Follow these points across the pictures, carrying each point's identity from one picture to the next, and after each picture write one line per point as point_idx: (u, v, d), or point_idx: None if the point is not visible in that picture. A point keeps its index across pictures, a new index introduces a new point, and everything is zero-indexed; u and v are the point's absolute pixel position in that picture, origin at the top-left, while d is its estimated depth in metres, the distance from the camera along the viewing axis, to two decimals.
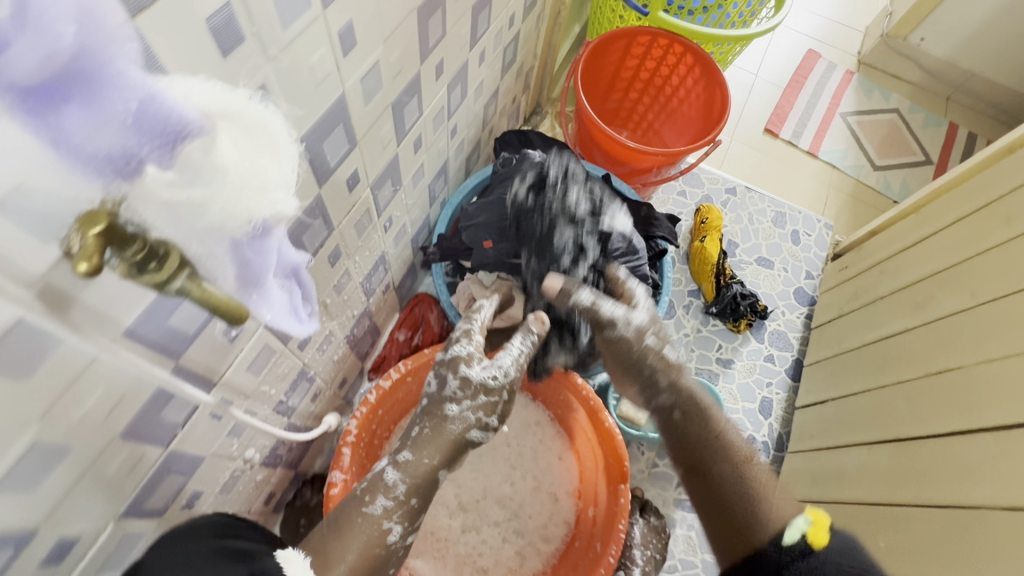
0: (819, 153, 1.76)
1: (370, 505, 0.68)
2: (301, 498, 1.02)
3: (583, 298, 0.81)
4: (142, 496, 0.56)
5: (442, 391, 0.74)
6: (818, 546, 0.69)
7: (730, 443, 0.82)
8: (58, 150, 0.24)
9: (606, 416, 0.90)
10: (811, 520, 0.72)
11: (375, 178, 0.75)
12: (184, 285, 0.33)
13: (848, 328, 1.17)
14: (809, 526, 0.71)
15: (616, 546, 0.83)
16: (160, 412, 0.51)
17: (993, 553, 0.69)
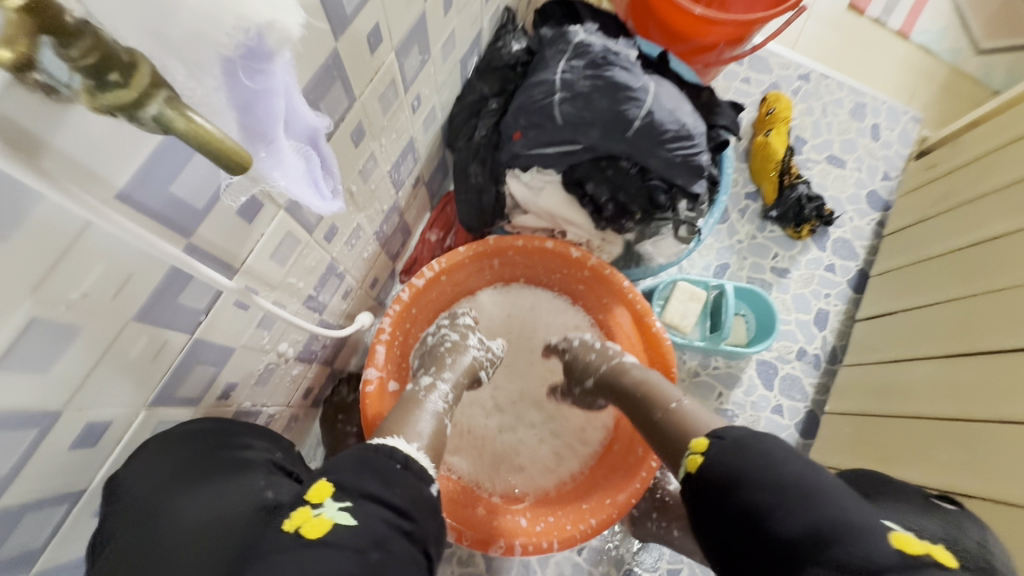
0: (912, 34, 1.50)
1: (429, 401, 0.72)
2: (338, 394, 1.02)
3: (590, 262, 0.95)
4: (174, 383, 0.54)
5: (462, 339, 0.82)
6: (693, 472, 0.61)
7: (658, 392, 0.74)
8: None
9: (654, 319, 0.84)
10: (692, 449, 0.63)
11: (400, 41, 0.64)
12: (163, 113, 0.26)
13: (930, 235, 1.04)
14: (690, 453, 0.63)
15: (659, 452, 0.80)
16: (178, 296, 0.46)
17: None
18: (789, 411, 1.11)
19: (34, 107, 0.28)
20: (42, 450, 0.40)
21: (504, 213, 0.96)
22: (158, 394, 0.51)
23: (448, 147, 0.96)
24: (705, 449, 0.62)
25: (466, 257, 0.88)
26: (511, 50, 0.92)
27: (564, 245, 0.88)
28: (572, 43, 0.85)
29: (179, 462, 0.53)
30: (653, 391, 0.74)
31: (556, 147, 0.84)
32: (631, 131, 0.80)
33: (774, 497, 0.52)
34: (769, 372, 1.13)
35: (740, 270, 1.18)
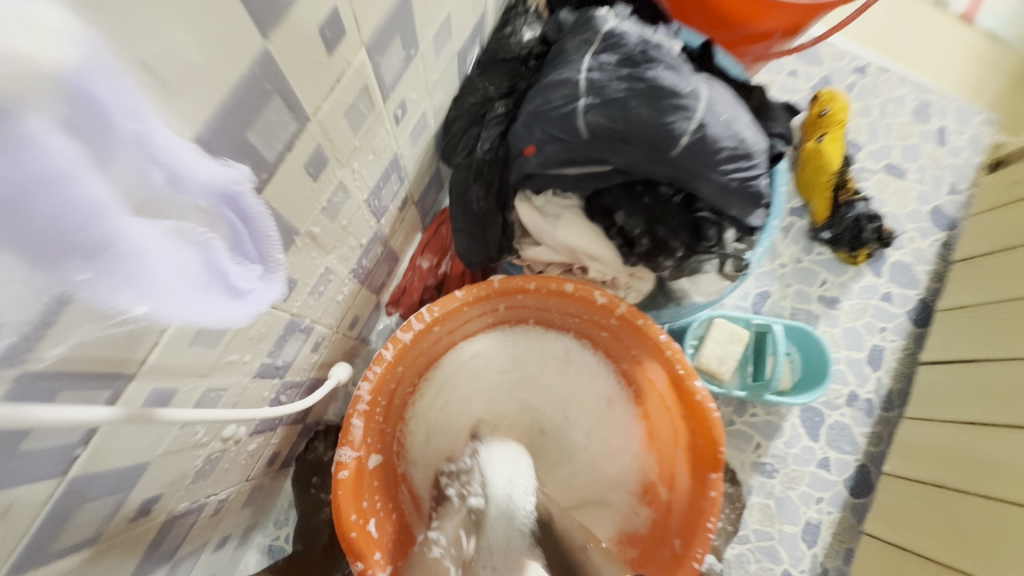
0: (980, 17, 1.29)
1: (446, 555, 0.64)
2: (313, 451, 0.85)
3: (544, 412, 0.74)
4: (45, 538, 0.37)
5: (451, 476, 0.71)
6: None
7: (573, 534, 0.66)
8: None
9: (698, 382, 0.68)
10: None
11: (372, 35, 0.46)
12: None
13: (1013, 268, 0.88)
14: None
15: (702, 549, 0.65)
16: (17, 446, 0.30)
17: None
18: (838, 465, 0.96)
19: None
20: None
21: (512, 245, 0.78)
22: (17, 559, 0.35)
23: (442, 159, 0.78)
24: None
25: (465, 303, 0.71)
26: (523, 40, 0.74)
27: (586, 287, 0.71)
28: (601, 33, 0.67)
29: None
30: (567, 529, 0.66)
31: (576, 168, 0.67)
32: (676, 150, 0.63)
33: None
34: (816, 420, 0.97)
35: (783, 299, 1.02)
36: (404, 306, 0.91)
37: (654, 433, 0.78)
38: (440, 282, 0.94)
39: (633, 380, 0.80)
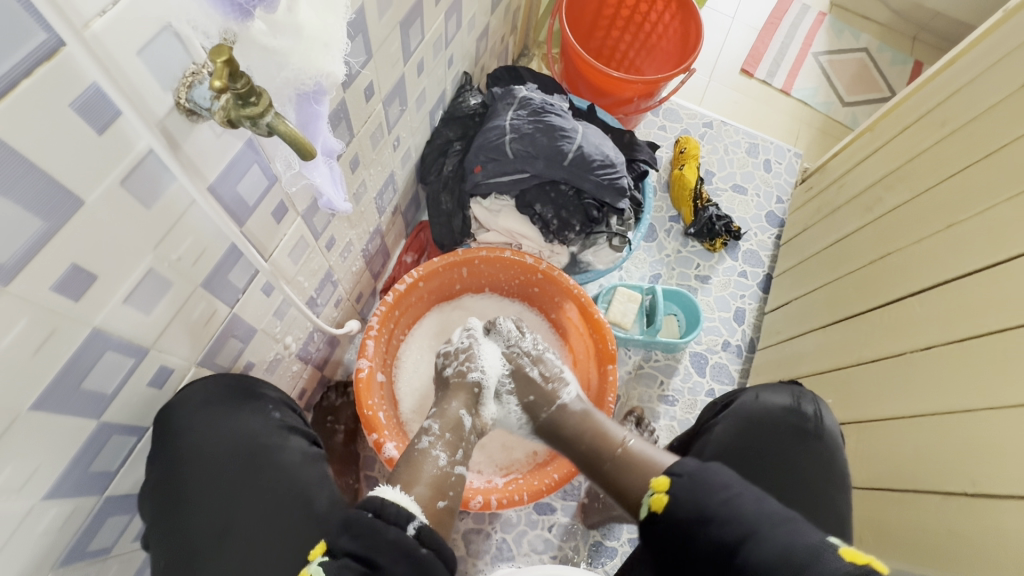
0: (792, 91, 1.86)
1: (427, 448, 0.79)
2: (327, 399, 1.13)
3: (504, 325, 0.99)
4: (214, 350, 0.68)
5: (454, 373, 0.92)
6: (660, 509, 0.69)
7: (605, 440, 0.86)
8: None
9: (596, 307, 1.03)
10: (654, 490, 0.71)
11: (386, 94, 0.85)
12: (274, 121, 0.43)
13: (809, 239, 1.27)
14: (653, 493, 0.71)
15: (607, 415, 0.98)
16: (228, 273, 0.62)
17: (932, 385, 0.76)
18: (720, 393, 1.30)
19: (180, 123, 0.45)
20: (131, 379, 0.54)
21: (470, 232, 1.16)
22: (204, 356, 0.65)
23: (421, 181, 1.16)
24: (666, 487, 0.70)
25: (441, 267, 1.05)
26: (469, 103, 1.15)
27: (521, 253, 1.07)
28: (518, 97, 1.10)
29: (210, 394, 0.66)
30: (607, 436, 0.86)
31: (503, 176, 1.06)
32: (567, 161, 1.03)
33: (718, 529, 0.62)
34: (701, 361, 1.33)
35: (670, 278, 1.40)
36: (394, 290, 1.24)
37: (576, 358, 1.12)
38: None
39: (560, 323, 1.14)
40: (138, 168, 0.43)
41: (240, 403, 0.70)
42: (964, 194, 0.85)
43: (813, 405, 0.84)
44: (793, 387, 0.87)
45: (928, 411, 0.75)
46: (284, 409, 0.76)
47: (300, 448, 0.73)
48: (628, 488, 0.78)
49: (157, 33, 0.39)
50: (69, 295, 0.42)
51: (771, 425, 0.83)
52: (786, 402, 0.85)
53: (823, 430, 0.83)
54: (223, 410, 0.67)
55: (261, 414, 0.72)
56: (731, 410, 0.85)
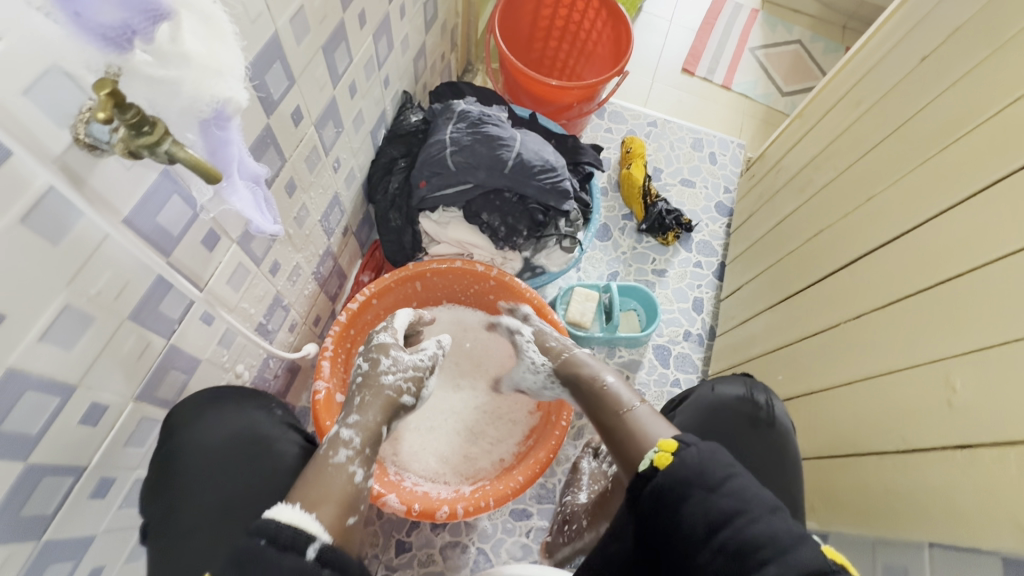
0: (733, 85, 1.93)
1: (335, 457, 0.73)
2: None
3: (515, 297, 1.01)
4: (154, 383, 0.67)
5: (376, 369, 0.85)
6: (662, 469, 0.62)
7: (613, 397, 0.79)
8: (76, 20, 0.36)
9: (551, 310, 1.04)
10: (659, 449, 0.64)
11: (317, 117, 0.86)
12: (171, 148, 0.44)
13: (755, 224, 1.31)
14: (656, 451, 0.64)
15: (567, 413, 0.99)
16: (159, 304, 0.62)
17: (867, 348, 0.79)
18: (685, 382, 1.32)
19: (81, 157, 0.46)
20: (60, 418, 0.54)
21: (422, 246, 1.18)
22: (142, 389, 0.65)
23: (369, 201, 1.18)
24: (673, 449, 0.63)
25: (393, 283, 1.06)
26: (410, 121, 1.17)
27: (473, 262, 1.09)
28: (456, 111, 1.12)
29: (214, 391, 0.77)
30: (612, 396, 0.79)
31: (446, 189, 1.08)
32: (507, 168, 1.06)
33: (701, 509, 0.57)
34: (664, 353, 1.35)
35: (628, 275, 1.43)
36: None
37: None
38: None
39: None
40: (38, 206, 0.44)
41: (245, 402, 0.80)
42: (880, 169, 0.89)
43: (765, 395, 0.87)
44: (745, 377, 0.91)
45: (862, 378, 0.78)
46: (285, 411, 0.86)
47: (294, 442, 0.81)
48: (621, 443, 0.72)
49: (46, 71, 0.40)
50: None
51: (728, 415, 0.86)
52: (740, 392, 0.88)
53: (773, 418, 0.86)
54: (227, 407, 0.77)
55: (263, 411, 0.81)
56: (687, 404, 0.88)
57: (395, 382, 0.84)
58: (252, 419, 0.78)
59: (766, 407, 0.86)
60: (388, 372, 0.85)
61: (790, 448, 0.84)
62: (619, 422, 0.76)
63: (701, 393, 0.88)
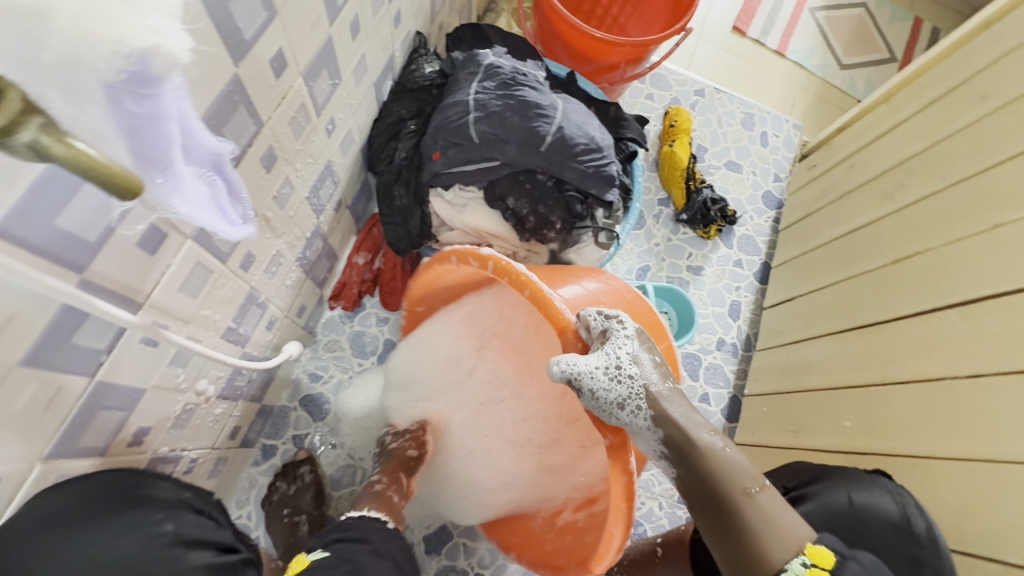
0: (788, 52, 1.69)
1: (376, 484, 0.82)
2: (278, 491, 0.95)
3: (613, 334, 0.65)
4: (74, 432, 0.49)
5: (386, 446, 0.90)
6: None
7: (725, 474, 0.57)
8: None
9: (572, 340, 0.67)
10: (809, 560, 0.52)
11: (308, 66, 0.64)
12: (39, 139, 0.25)
13: (814, 226, 1.14)
14: (808, 565, 0.51)
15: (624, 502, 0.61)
16: (71, 337, 0.43)
17: (988, 416, 0.64)
18: (716, 398, 1.17)
19: None
20: None
21: (431, 231, 0.98)
22: (55, 445, 0.47)
23: (370, 170, 0.97)
24: (830, 562, 0.51)
25: (421, 291, 0.89)
26: (424, 72, 0.93)
27: (466, 250, 0.74)
28: (483, 65, 0.89)
29: (63, 500, 0.48)
30: (727, 470, 0.57)
31: (464, 167, 0.88)
32: (544, 146, 0.85)
33: None
34: (695, 363, 1.19)
35: (660, 271, 1.25)
36: (345, 298, 1.06)
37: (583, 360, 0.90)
38: (375, 277, 1.09)
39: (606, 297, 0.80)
40: None
41: (113, 516, 0.51)
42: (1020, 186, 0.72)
43: (927, 523, 0.58)
44: (889, 482, 0.63)
45: (977, 454, 0.64)
46: (179, 514, 0.57)
47: (202, 564, 0.54)
48: (749, 549, 0.54)
49: None
50: None
51: (877, 531, 0.60)
52: (890, 511, 0.61)
53: (941, 556, 0.57)
54: (84, 524, 0.49)
55: (143, 528, 0.52)
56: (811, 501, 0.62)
57: (404, 445, 0.90)
58: (134, 547, 0.50)
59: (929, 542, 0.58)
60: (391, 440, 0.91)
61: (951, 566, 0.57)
62: (740, 514, 0.55)
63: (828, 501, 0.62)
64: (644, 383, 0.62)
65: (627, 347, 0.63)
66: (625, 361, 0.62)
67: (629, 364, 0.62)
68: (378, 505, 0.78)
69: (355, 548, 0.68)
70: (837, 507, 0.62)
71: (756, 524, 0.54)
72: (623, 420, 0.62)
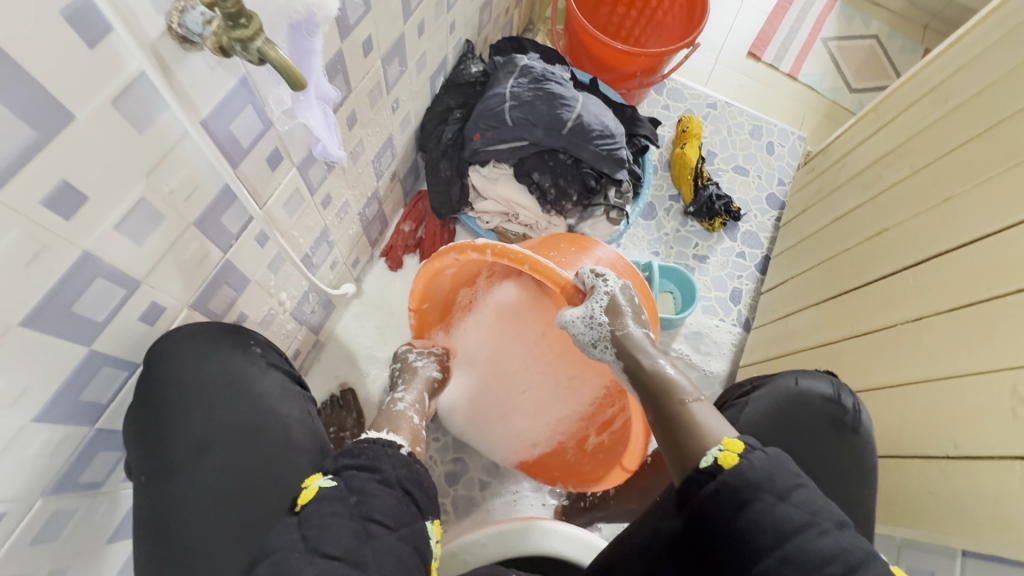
0: (799, 76, 1.85)
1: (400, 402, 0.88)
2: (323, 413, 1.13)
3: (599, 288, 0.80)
4: (207, 295, 0.68)
5: (410, 366, 0.97)
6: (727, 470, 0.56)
7: (667, 385, 0.68)
8: None
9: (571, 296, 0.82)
10: (723, 446, 0.57)
11: (385, 52, 0.84)
12: (264, 46, 0.42)
13: (808, 218, 1.27)
14: (722, 450, 0.57)
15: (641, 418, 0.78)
16: (222, 215, 0.62)
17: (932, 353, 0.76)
18: (714, 372, 1.29)
19: (172, 49, 0.45)
20: (123, 312, 0.55)
21: (468, 202, 1.17)
22: (197, 298, 0.66)
23: (420, 149, 1.17)
24: (740, 449, 0.57)
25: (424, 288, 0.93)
26: (470, 71, 1.14)
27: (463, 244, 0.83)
28: (519, 66, 1.09)
29: (196, 325, 0.67)
30: (664, 383, 0.69)
31: (499, 145, 1.06)
32: (566, 129, 1.04)
33: (771, 521, 0.52)
34: (697, 339, 1.31)
35: (668, 257, 1.40)
36: (391, 259, 1.25)
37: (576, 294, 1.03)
38: (417, 244, 1.27)
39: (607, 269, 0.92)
40: (126, 92, 0.43)
41: (223, 342, 0.70)
42: (964, 169, 0.85)
43: (853, 398, 0.81)
44: (831, 375, 0.84)
45: (929, 376, 0.76)
46: (266, 347, 0.78)
47: (279, 381, 0.76)
48: (682, 445, 0.61)
49: None
50: (60, 214, 0.43)
51: (812, 413, 0.81)
52: (827, 391, 0.82)
53: (861, 422, 0.80)
54: (208, 344, 0.68)
55: (241, 350, 0.73)
56: (767, 390, 0.83)
57: (428, 365, 0.98)
58: (238, 365, 0.71)
59: (854, 413, 0.80)
60: (413, 359, 0.98)
61: (867, 427, 0.80)
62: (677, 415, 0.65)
63: (782, 384, 0.83)
64: (619, 326, 0.77)
65: (607, 297, 0.79)
66: (599, 311, 0.78)
67: (603, 312, 0.78)
68: (396, 427, 0.81)
69: (365, 478, 0.65)
70: (787, 390, 0.82)
71: (690, 422, 0.63)
72: (600, 357, 0.79)
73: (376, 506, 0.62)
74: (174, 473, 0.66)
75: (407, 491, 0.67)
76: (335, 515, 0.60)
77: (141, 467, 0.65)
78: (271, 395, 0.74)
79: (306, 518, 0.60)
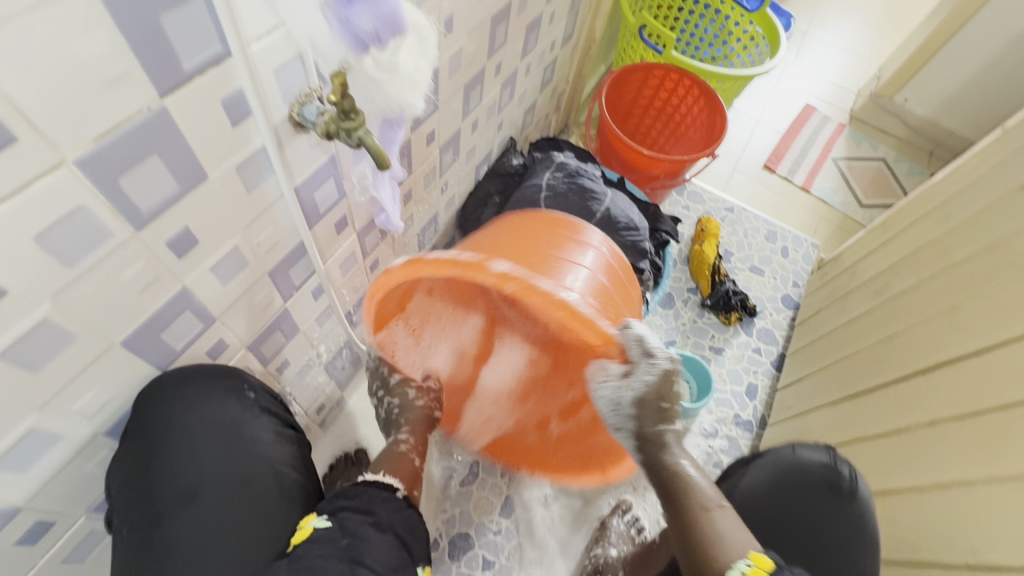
0: (812, 188, 1.98)
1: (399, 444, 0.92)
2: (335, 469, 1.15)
3: None
4: (261, 339, 0.74)
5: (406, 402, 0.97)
6: None
7: (696, 492, 0.74)
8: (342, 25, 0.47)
9: None
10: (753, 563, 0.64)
11: (443, 142, 0.97)
12: (365, 135, 0.52)
13: (825, 317, 1.31)
14: (751, 565, 0.64)
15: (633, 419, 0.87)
16: (291, 268, 0.71)
17: (948, 458, 0.78)
18: None
19: (287, 130, 0.55)
20: (194, 344, 0.62)
21: None
22: (254, 340, 0.72)
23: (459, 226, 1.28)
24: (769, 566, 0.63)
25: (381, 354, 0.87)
26: (511, 163, 1.28)
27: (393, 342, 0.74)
28: (555, 162, 1.22)
29: (188, 367, 0.63)
30: (695, 490, 0.74)
31: None
32: (594, 219, 1.15)
33: None
34: (712, 431, 1.32)
35: (684, 346, 1.44)
36: None
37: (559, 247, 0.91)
38: None
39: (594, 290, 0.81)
40: (248, 160, 0.53)
41: (219, 387, 0.65)
42: (969, 282, 0.91)
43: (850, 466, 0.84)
44: (829, 445, 0.89)
45: (947, 482, 0.76)
46: (259, 389, 0.73)
47: (271, 427, 0.71)
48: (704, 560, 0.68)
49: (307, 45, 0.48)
50: (176, 252, 0.51)
51: (807, 480, 0.85)
52: (824, 458, 0.86)
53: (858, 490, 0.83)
54: (200, 392, 0.63)
55: (234, 393, 0.67)
56: (766, 457, 0.89)
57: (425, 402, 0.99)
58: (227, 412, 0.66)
59: (850, 481, 0.83)
60: (409, 394, 0.97)
61: (866, 497, 0.83)
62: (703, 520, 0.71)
63: (782, 453, 0.88)
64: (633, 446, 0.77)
65: None
66: None
67: None
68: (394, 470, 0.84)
69: (359, 521, 0.66)
70: (783, 456, 0.88)
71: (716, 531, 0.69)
72: None
73: (367, 551, 0.62)
74: (158, 525, 0.61)
75: (399, 536, 0.67)
76: (325, 556, 0.59)
77: (124, 517, 0.61)
78: (264, 442, 0.69)
79: (296, 556, 0.59)
